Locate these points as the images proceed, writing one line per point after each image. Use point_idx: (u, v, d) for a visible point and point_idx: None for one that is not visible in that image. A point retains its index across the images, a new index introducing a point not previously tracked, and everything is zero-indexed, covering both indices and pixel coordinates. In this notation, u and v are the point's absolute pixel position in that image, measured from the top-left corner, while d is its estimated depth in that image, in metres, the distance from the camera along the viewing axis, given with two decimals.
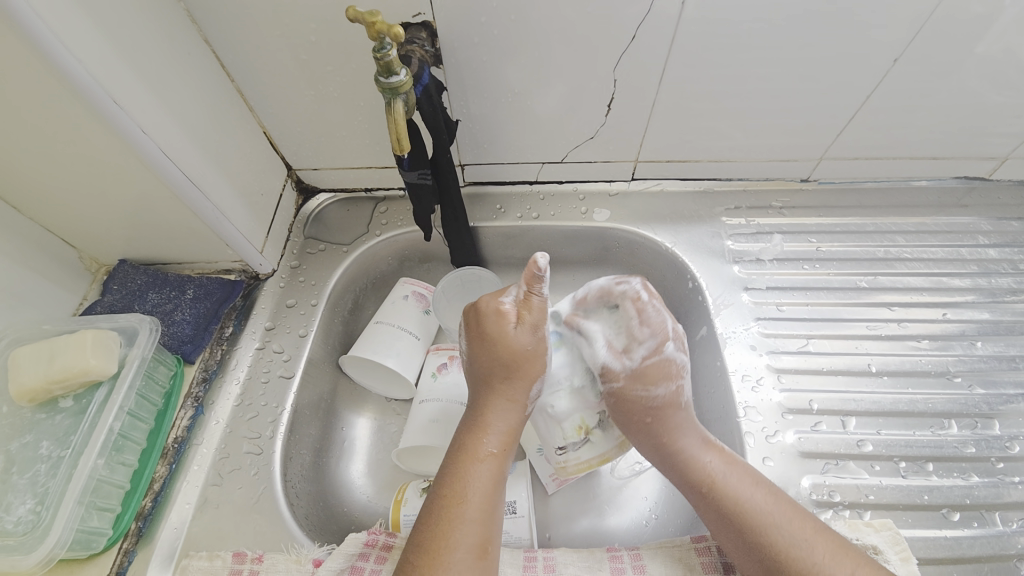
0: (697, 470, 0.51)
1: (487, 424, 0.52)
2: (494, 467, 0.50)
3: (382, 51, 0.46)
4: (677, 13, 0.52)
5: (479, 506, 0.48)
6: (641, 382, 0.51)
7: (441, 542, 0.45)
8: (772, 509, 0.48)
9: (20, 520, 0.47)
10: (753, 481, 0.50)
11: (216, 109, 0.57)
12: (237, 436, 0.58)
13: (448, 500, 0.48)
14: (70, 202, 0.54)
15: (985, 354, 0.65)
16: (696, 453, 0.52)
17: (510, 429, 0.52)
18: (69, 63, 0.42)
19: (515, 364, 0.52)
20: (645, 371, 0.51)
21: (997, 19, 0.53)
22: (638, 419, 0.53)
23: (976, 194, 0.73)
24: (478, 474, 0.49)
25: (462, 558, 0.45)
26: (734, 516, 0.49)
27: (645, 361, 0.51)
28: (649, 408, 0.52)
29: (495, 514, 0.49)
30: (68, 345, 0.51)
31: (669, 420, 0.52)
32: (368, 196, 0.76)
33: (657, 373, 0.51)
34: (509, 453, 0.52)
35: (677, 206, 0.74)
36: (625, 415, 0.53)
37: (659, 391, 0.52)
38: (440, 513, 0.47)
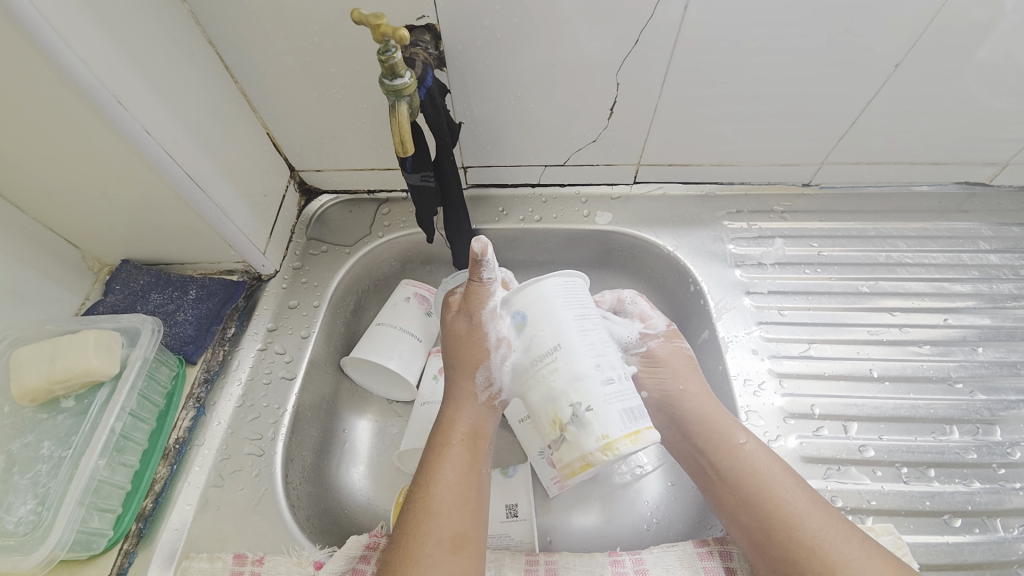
0: (726, 441, 0.53)
1: (450, 419, 0.53)
2: (460, 458, 0.50)
3: (388, 53, 0.46)
4: (680, 18, 0.53)
5: (447, 497, 0.48)
6: (672, 339, 0.61)
7: (412, 537, 0.46)
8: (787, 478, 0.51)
9: (20, 521, 0.46)
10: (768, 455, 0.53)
11: (219, 110, 0.57)
12: (239, 437, 0.58)
13: (418, 495, 0.48)
14: (73, 202, 0.54)
15: (986, 360, 0.65)
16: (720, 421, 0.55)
17: (473, 421, 0.53)
18: (74, 65, 0.42)
19: (461, 353, 0.54)
20: (670, 334, 0.62)
21: (996, 27, 0.53)
22: (681, 376, 0.58)
23: (976, 199, 0.74)
24: (446, 467, 0.49)
25: (431, 550, 0.45)
26: (755, 486, 0.50)
27: (667, 325, 0.62)
28: (685, 360, 0.59)
29: (466, 505, 0.48)
30: (70, 345, 0.51)
31: (700, 381, 0.58)
32: (371, 197, 0.76)
33: (675, 333, 0.62)
34: (478, 445, 0.52)
35: (679, 209, 0.74)
36: (673, 369, 0.58)
37: (683, 346, 0.61)
38: (411, 510, 0.47)
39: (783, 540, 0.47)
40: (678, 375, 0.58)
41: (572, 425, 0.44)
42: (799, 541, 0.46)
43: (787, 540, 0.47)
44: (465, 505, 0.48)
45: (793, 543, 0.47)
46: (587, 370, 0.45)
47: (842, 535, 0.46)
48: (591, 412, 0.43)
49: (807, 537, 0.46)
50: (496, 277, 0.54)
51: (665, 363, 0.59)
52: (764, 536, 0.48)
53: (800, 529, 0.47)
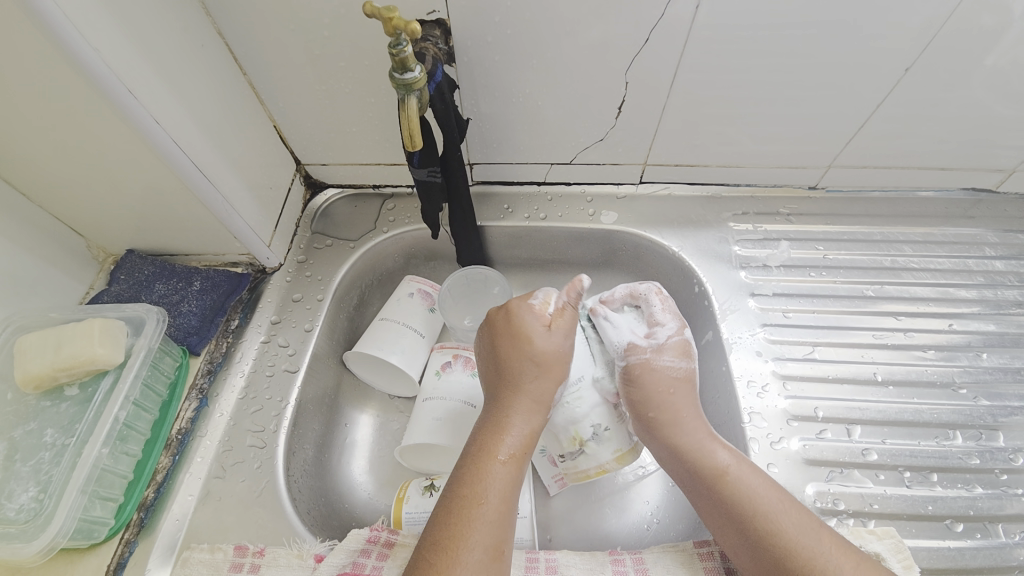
0: (708, 463, 0.51)
1: (508, 425, 0.51)
2: (514, 468, 0.50)
3: (399, 47, 0.46)
4: (691, 18, 0.52)
5: (497, 506, 0.47)
6: (663, 355, 0.55)
7: (456, 542, 0.45)
8: (780, 500, 0.48)
9: (22, 508, 0.46)
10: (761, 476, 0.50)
11: (227, 102, 0.57)
12: (241, 429, 0.58)
13: (466, 499, 0.47)
14: (80, 191, 0.54)
15: (990, 366, 0.65)
16: (706, 447, 0.52)
17: (530, 432, 0.52)
18: (85, 53, 0.42)
19: (547, 369, 0.54)
20: (668, 348, 0.55)
21: (1004, 34, 0.53)
22: (656, 402, 0.54)
23: (983, 206, 0.74)
24: (497, 474, 0.49)
25: (478, 558, 0.44)
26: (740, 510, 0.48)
27: (669, 339, 0.55)
28: (671, 379, 0.54)
29: (510, 516, 0.48)
30: (75, 334, 0.51)
31: (684, 402, 0.54)
32: (376, 192, 0.76)
33: (679, 349, 0.56)
34: (526, 457, 0.52)
35: (684, 210, 0.74)
36: (646, 391, 0.54)
37: (679, 366, 0.55)
38: (458, 514, 0.46)
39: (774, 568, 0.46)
40: (656, 395, 0.54)
41: (592, 441, 0.55)
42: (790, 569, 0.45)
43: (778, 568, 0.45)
44: (509, 516, 0.48)
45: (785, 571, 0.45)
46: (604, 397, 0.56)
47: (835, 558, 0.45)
48: (608, 431, 0.56)
49: (795, 564, 0.45)
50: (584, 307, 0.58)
51: (643, 382, 0.54)
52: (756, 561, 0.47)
53: (789, 556, 0.45)
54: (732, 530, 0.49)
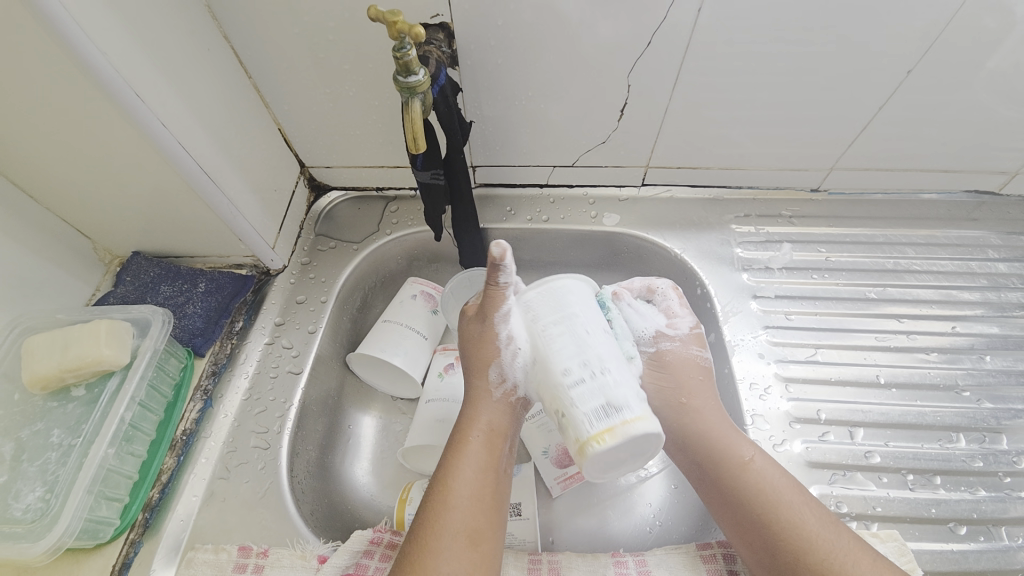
0: (732, 455, 0.52)
1: (470, 416, 0.53)
2: (483, 457, 0.50)
3: (403, 50, 0.46)
4: (692, 22, 0.53)
5: (466, 494, 0.48)
6: (689, 344, 0.60)
7: (429, 532, 0.46)
8: (798, 495, 0.49)
9: (29, 508, 0.47)
10: (778, 470, 0.51)
11: (232, 105, 0.58)
12: (245, 430, 0.59)
13: (434, 489, 0.49)
14: (86, 193, 0.54)
15: (993, 369, 0.65)
16: (730, 439, 0.53)
17: (495, 421, 0.53)
18: (94, 56, 0.42)
19: (481, 357, 0.53)
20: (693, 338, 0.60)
21: (1006, 37, 0.53)
22: (687, 389, 0.57)
23: (986, 208, 0.73)
24: (465, 465, 0.50)
25: (448, 545, 0.45)
26: (760, 504, 0.49)
27: (691, 330, 0.60)
28: (696, 368, 0.58)
29: (482, 502, 0.48)
30: (82, 335, 0.51)
31: (706, 391, 0.57)
32: (379, 195, 0.76)
33: (698, 341, 0.60)
34: (494, 441, 0.52)
35: (686, 212, 0.74)
36: (677, 378, 0.57)
37: (701, 357, 0.59)
38: (428, 504, 0.48)
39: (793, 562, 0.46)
40: (681, 383, 0.57)
41: (557, 423, 0.46)
42: (808, 562, 0.46)
43: (797, 561, 0.46)
44: (480, 502, 0.48)
45: (804, 564, 0.46)
46: (556, 370, 0.46)
47: (852, 554, 0.46)
48: (563, 418, 0.45)
49: (814, 558, 0.46)
50: (513, 280, 0.52)
51: (672, 368, 0.58)
52: (773, 555, 0.47)
53: (810, 550, 0.46)
54: (746, 525, 0.49)
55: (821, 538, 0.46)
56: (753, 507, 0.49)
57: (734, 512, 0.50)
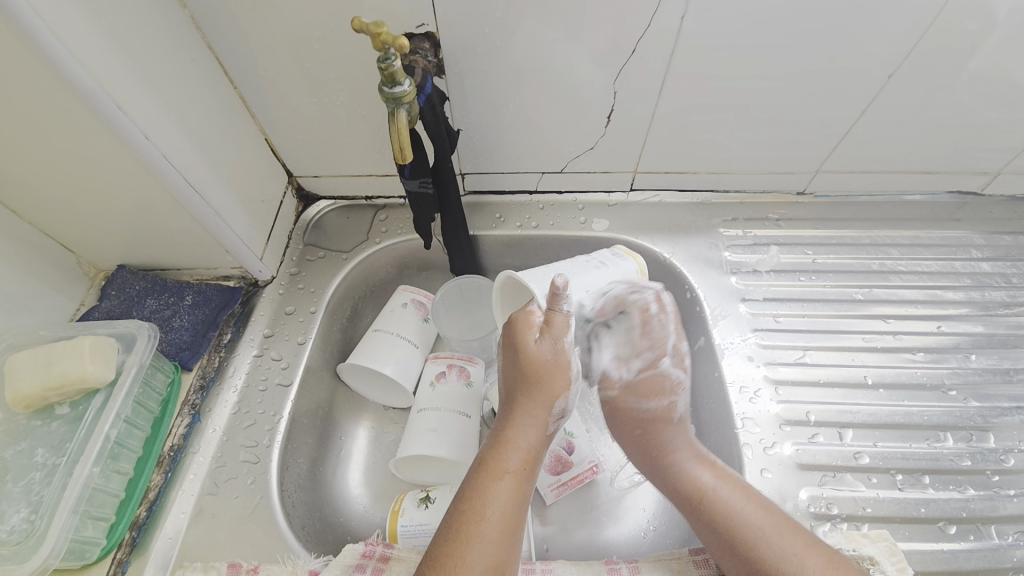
0: (688, 485, 0.53)
1: (513, 443, 0.51)
2: (520, 486, 0.49)
3: (388, 61, 0.46)
4: (677, 27, 0.53)
5: (498, 522, 0.46)
6: (636, 392, 0.57)
7: (456, 561, 0.44)
8: (761, 524, 0.49)
9: (13, 530, 0.46)
10: (743, 495, 0.51)
11: (217, 115, 0.57)
12: (234, 444, 0.58)
13: (466, 516, 0.46)
14: (69, 207, 0.54)
15: (979, 367, 0.65)
16: (685, 468, 0.54)
17: (531, 448, 0.51)
18: (73, 69, 0.42)
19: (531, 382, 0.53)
20: (640, 385, 0.56)
21: (986, 40, 0.54)
22: (626, 440, 0.58)
23: (969, 208, 0.74)
24: (499, 492, 0.48)
25: None
26: (728, 531, 0.49)
27: (640, 375, 0.56)
28: (636, 416, 0.57)
29: (514, 535, 0.47)
30: (65, 352, 0.51)
31: (665, 437, 0.56)
32: (368, 203, 0.76)
33: (650, 386, 0.56)
34: (530, 473, 0.50)
35: (674, 216, 0.74)
36: (614, 427, 0.59)
37: (642, 407, 0.56)
38: (458, 531, 0.45)
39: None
40: (622, 434, 0.58)
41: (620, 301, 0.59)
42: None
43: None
44: (512, 534, 0.46)
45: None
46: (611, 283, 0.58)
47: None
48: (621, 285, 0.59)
49: None
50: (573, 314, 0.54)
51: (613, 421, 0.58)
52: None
53: None
54: (718, 550, 0.50)
55: (785, 566, 0.46)
56: (723, 534, 0.50)
57: (710, 538, 0.51)
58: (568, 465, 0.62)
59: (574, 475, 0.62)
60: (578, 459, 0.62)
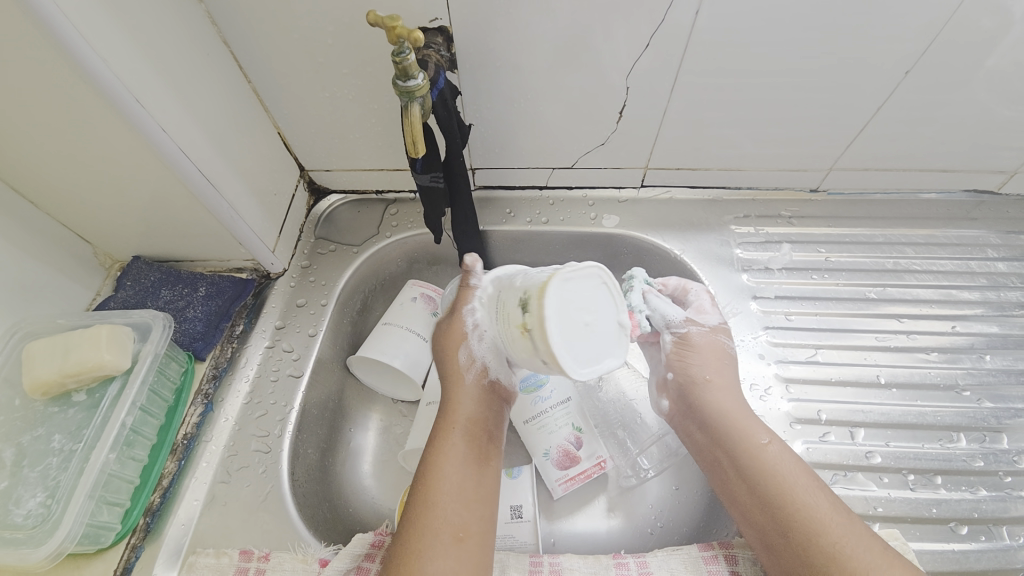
0: (749, 439, 0.53)
1: (458, 417, 0.55)
2: (468, 452, 0.53)
3: (402, 55, 0.47)
4: (691, 23, 0.53)
5: (451, 489, 0.50)
6: (717, 333, 0.61)
7: (416, 527, 0.48)
8: (808, 487, 0.49)
9: (29, 514, 0.47)
10: (793, 459, 0.52)
11: (231, 109, 0.58)
12: (246, 434, 0.59)
13: (423, 486, 0.51)
14: (86, 198, 0.54)
15: (994, 368, 0.65)
16: (749, 424, 0.54)
17: (476, 418, 0.55)
18: (93, 63, 0.42)
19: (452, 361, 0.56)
20: (721, 329, 0.62)
21: (1003, 37, 0.53)
22: (708, 367, 0.59)
23: (985, 207, 0.73)
24: (452, 462, 0.52)
25: (437, 540, 0.48)
26: (777, 487, 0.49)
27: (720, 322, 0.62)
28: (721, 353, 0.60)
29: (470, 498, 0.51)
30: (82, 340, 0.52)
31: (733, 376, 0.59)
32: (379, 198, 0.76)
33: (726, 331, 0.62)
34: (479, 441, 0.54)
35: (685, 213, 0.74)
36: (702, 357, 0.59)
37: (730, 344, 0.61)
38: (417, 501, 0.50)
39: (801, 553, 0.46)
40: (706, 365, 0.59)
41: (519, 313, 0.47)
42: (818, 549, 0.46)
43: (805, 552, 0.46)
44: (467, 498, 0.51)
45: (810, 555, 0.46)
46: (525, 284, 0.49)
47: (861, 546, 0.45)
48: (528, 296, 0.47)
49: (825, 542, 0.46)
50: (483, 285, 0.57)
51: (700, 350, 0.60)
52: (782, 544, 0.47)
53: (820, 536, 0.46)
54: (756, 506, 0.50)
55: (831, 524, 0.47)
56: (770, 490, 0.50)
57: (753, 495, 0.50)
58: (576, 460, 0.62)
59: (581, 471, 0.62)
60: (586, 454, 0.62)
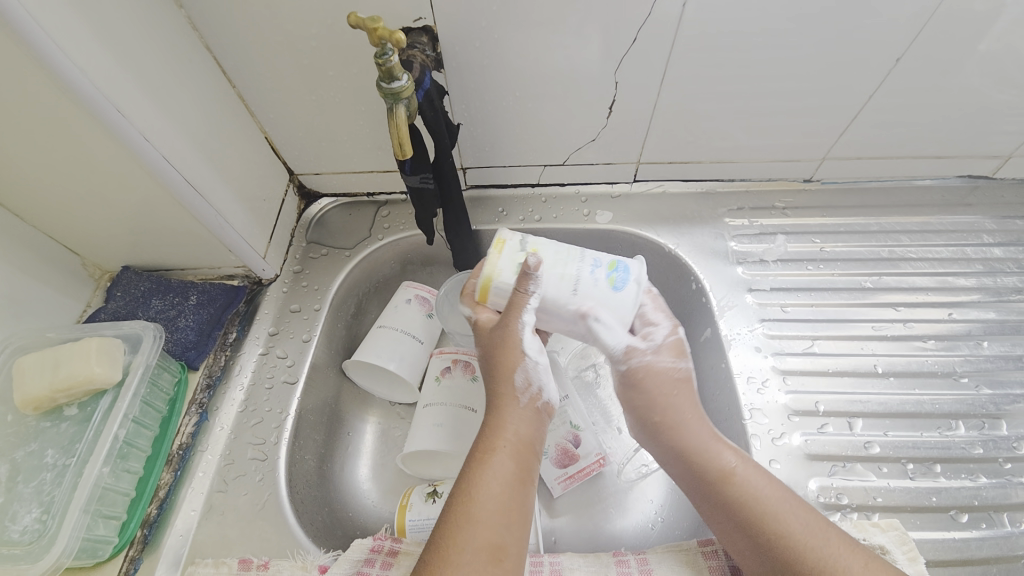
0: (713, 466, 0.49)
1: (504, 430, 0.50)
2: (515, 467, 0.47)
3: (385, 56, 0.46)
4: (678, 15, 0.52)
5: (493, 507, 0.45)
6: (665, 355, 0.54)
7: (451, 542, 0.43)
8: (789, 507, 0.46)
9: (26, 530, 0.47)
10: (764, 477, 0.48)
11: (216, 115, 0.57)
12: (242, 442, 0.58)
13: (463, 499, 0.45)
14: (71, 209, 0.54)
15: (991, 354, 0.65)
16: (714, 448, 0.50)
17: (524, 435, 0.50)
18: (72, 72, 0.42)
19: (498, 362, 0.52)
20: (666, 346, 0.54)
21: (994, 21, 0.53)
22: (659, 402, 0.53)
23: (979, 192, 0.73)
24: (497, 475, 0.47)
25: (472, 560, 0.42)
26: (748, 511, 0.47)
27: (666, 338, 0.54)
28: (668, 384, 0.53)
29: (516, 516, 0.45)
30: (73, 354, 0.51)
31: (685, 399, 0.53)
32: (370, 200, 0.75)
33: (677, 346, 0.54)
34: (529, 457, 0.49)
35: (679, 207, 0.74)
36: (650, 393, 0.53)
37: (679, 367, 0.54)
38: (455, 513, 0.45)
39: None
40: (657, 399, 0.53)
41: None
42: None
43: None
44: (511, 515, 0.45)
45: None
46: None
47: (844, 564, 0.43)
48: None
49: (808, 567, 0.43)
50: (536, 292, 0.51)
51: (650, 385, 0.53)
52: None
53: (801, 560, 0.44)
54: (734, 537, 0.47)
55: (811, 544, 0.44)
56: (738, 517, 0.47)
57: (728, 526, 0.48)
58: (574, 458, 0.61)
59: (581, 468, 0.62)
60: (583, 452, 0.62)
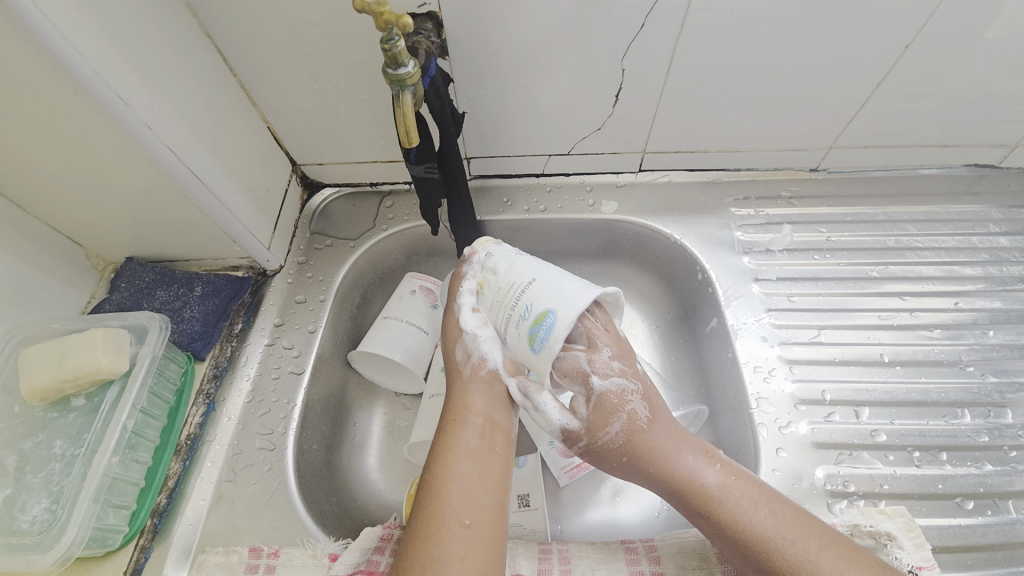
0: (693, 490, 0.48)
1: (466, 406, 0.51)
2: (478, 440, 0.49)
3: (391, 42, 0.45)
4: (686, 2, 0.52)
5: (460, 480, 0.46)
6: (597, 429, 0.50)
7: (425, 517, 0.45)
8: (776, 530, 0.44)
9: (35, 520, 0.47)
10: (753, 497, 0.46)
11: (219, 104, 0.57)
12: (250, 432, 0.58)
13: (431, 474, 0.47)
14: (73, 199, 0.53)
15: (997, 343, 0.65)
16: (692, 470, 0.48)
17: (487, 410, 0.51)
18: (73, 59, 0.41)
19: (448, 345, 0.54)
20: (594, 418, 0.50)
21: (1004, 8, 0.53)
22: (615, 459, 0.51)
23: (985, 181, 0.73)
24: (463, 449, 0.48)
25: (445, 529, 0.44)
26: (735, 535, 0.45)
27: (590, 412, 0.50)
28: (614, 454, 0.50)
29: (484, 485, 0.47)
30: (79, 344, 0.51)
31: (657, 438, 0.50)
32: (374, 190, 0.75)
33: (607, 412, 0.49)
34: (493, 429, 0.50)
35: (685, 197, 0.73)
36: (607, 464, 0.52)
37: (611, 434, 0.49)
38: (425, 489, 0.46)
39: None
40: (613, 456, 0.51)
41: None
42: None
43: None
44: (477, 485, 0.46)
45: None
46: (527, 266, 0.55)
47: None
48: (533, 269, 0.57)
49: None
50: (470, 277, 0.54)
51: (602, 454, 0.51)
52: None
53: None
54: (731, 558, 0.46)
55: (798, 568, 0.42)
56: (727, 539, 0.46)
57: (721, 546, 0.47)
58: None
59: None
60: None
